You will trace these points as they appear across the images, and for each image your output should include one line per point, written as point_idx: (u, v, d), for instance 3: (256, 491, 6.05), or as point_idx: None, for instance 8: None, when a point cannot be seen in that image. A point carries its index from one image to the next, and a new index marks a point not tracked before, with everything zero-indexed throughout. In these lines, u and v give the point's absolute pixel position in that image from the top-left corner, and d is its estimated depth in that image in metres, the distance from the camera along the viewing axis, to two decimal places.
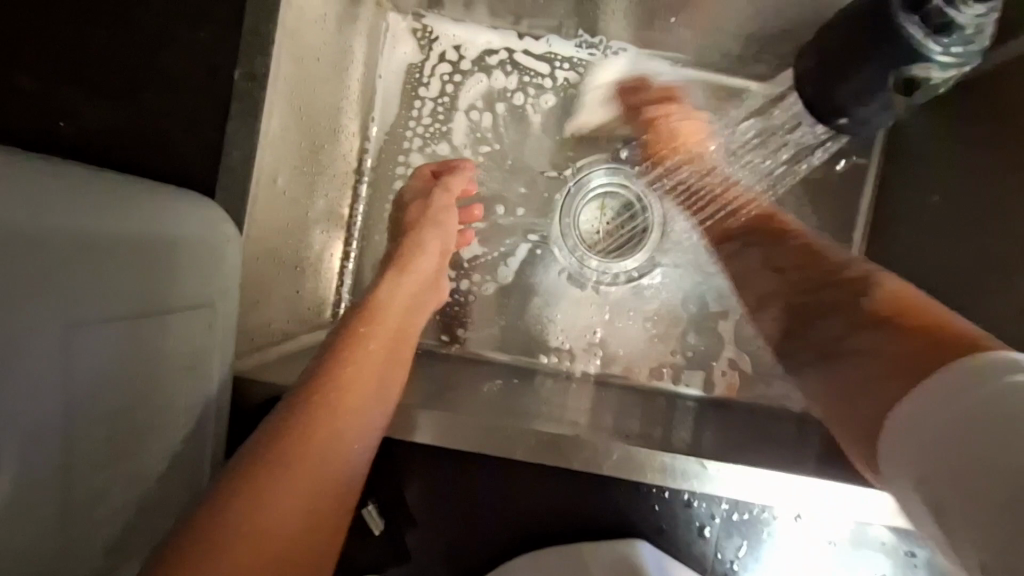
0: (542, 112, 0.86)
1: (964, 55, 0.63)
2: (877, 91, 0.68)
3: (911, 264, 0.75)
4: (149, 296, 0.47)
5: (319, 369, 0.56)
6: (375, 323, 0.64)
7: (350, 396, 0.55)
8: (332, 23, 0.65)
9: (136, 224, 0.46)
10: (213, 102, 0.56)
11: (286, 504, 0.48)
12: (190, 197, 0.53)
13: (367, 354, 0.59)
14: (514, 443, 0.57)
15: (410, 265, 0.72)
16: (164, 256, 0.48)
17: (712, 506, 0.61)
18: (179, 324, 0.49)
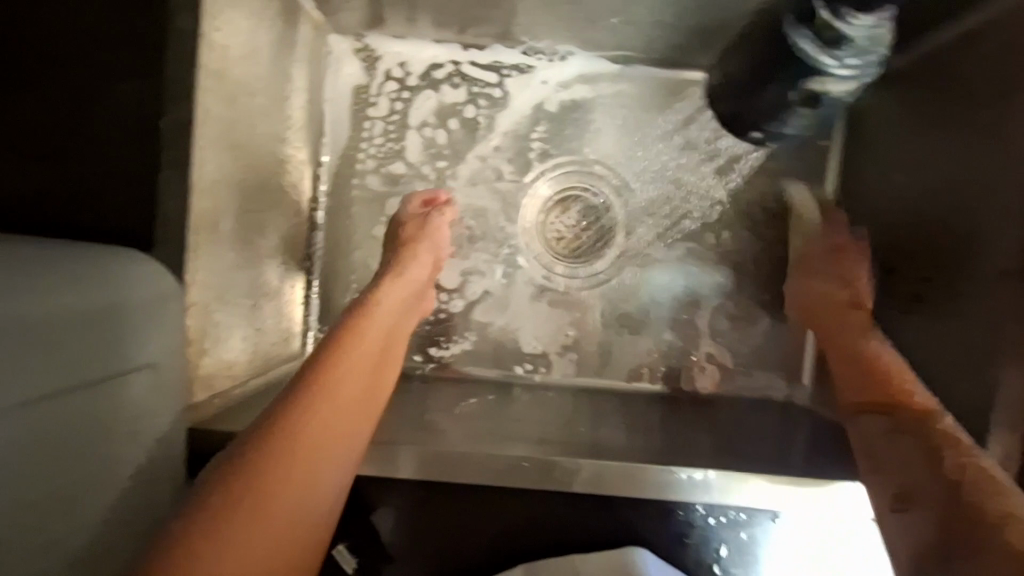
0: (494, 121, 0.84)
1: (863, 69, 0.58)
2: (784, 106, 0.65)
3: (872, 245, 0.73)
4: (105, 362, 0.48)
5: (306, 379, 0.54)
6: (369, 330, 0.61)
7: (328, 407, 0.52)
8: (264, 57, 0.64)
9: (71, 295, 0.45)
10: (139, 149, 0.53)
11: (255, 526, 0.45)
12: (120, 256, 0.51)
13: (360, 364, 0.57)
14: (478, 467, 0.57)
15: (405, 270, 0.69)
16: (118, 321, 0.49)
17: (689, 513, 0.58)
18: (134, 385, 0.50)
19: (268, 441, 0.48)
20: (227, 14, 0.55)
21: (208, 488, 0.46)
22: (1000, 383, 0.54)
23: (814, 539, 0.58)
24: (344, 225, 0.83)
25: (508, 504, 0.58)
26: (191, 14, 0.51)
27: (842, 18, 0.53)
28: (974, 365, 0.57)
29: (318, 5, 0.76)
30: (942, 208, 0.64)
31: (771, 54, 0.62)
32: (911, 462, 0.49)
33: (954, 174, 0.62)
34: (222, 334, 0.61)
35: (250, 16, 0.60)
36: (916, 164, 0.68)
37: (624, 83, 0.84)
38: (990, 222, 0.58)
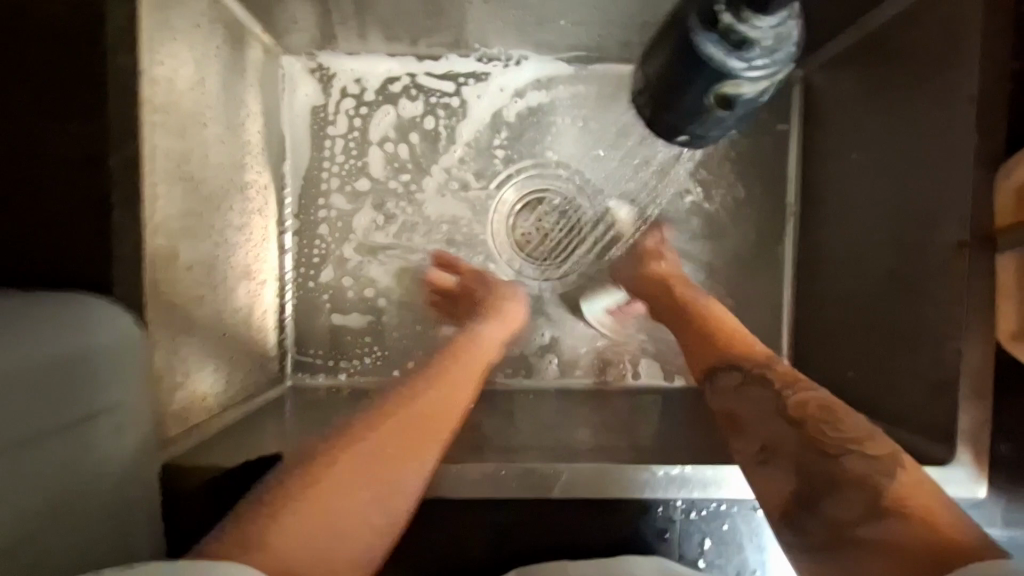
0: (454, 131, 0.84)
1: (775, 68, 0.53)
2: (699, 115, 0.60)
3: (839, 225, 0.74)
4: (76, 408, 0.47)
5: (418, 392, 0.59)
6: (462, 362, 0.66)
7: (435, 422, 0.56)
8: (212, 86, 0.64)
9: (38, 344, 0.44)
10: (89, 193, 0.53)
11: (332, 508, 0.48)
12: (85, 300, 0.50)
13: (460, 393, 0.62)
14: (458, 482, 0.56)
15: (500, 310, 0.75)
16: (88, 366, 0.48)
17: (668, 508, 0.58)
18: (107, 429, 0.49)
19: (369, 442, 0.52)
20: (168, 48, 0.55)
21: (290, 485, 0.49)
22: (961, 354, 0.55)
23: None
24: (312, 245, 0.83)
25: (494, 514, 0.58)
26: (129, 50, 0.51)
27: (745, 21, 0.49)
28: (936, 338, 0.58)
29: (267, 28, 0.75)
30: (897, 187, 0.64)
31: (678, 59, 0.57)
32: (762, 412, 0.56)
33: (907, 154, 0.63)
34: (193, 367, 0.61)
35: (192, 45, 0.60)
36: (870, 141, 0.68)
37: (583, 83, 0.84)
38: (940, 197, 0.58)
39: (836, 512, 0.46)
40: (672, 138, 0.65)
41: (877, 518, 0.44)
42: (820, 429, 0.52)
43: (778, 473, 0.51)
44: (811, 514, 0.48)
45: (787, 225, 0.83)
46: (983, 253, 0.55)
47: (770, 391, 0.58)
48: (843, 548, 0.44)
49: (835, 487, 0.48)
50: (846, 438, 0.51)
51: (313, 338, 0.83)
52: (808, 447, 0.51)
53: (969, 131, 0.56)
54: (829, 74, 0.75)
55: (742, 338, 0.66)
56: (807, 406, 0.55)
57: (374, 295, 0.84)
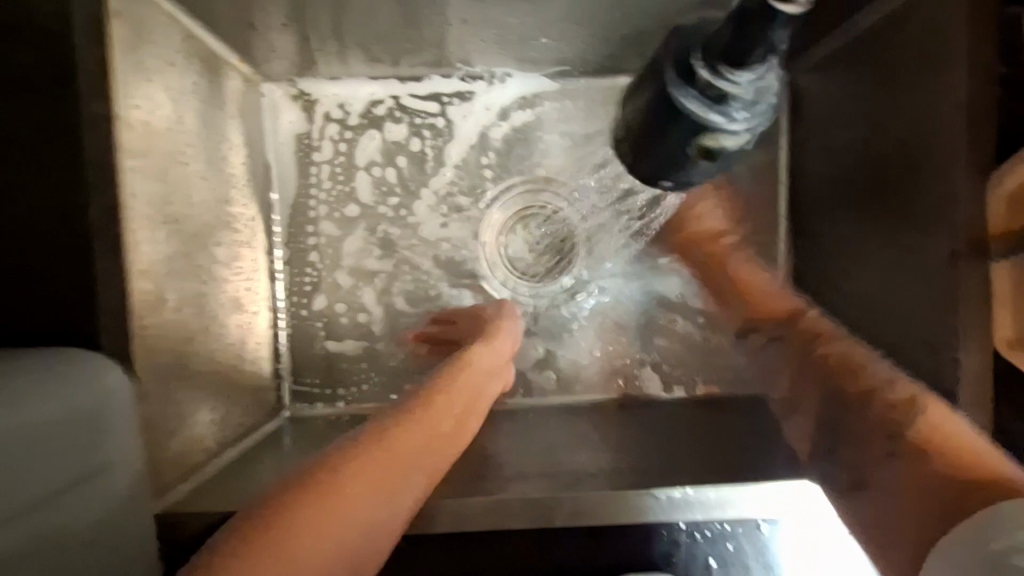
0: (441, 152, 0.83)
1: (758, 119, 0.51)
2: (684, 165, 0.58)
3: (833, 230, 0.73)
4: (75, 464, 0.47)
5: (403, 418, 0.56)
6: (449, 393, 0.61)
7: (407, 432, 0.54)
8: (190, 123, 0.63)
9: (29, 407, 0.44)
10: (71, 243, 0.52)
11: (309, 532, 0.44)
12: (64, 357, 0.49)
13: (438, 429, 0.57)
14: (460, 517, 0.56)
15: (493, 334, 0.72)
16: (80, 422, 0.47)
17: (673, 532, 0.57)
18: (108, 484, 0.49)
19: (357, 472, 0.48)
20: (142, 89, 0.54)
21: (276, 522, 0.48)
22: (959, 363, 0.55)
23: (802, 542, 0.57)
24: (304, 273, 0.82)
25: (493, 545, 0.57)
26: (101, 98, 0.50)
27: (724, 75, 0.47)
28: (936, 344, 0.58)
29: (245, 58, 0.74)
30: (890, 193, 0.64)
31: (658, 108, 0.55)
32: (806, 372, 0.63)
33: (897, 161, 0.62)
34: (187, 411, 0.60)
35: (168, 84, 0.59)
36: (859, 148, 0.68)
37: (569, 98, 0.84)
38: (933, 204, 0.58)
39: (880, 465, 0.51)
40: (655, 182, 0.63)
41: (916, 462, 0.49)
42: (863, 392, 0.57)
43: (820, 438, 0.58)
44: (858, 470, 0.53)
45: (779, 229, 0.83)
46: (978, 261, 0.54)
47: (821, 363, 0.63)
48: (884, 496, 0.50)
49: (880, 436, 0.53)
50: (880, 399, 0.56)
51: (309, 366, 0.82)
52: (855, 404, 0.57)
53: (958, 139, 0.55)
54: (815, 79, 0.75)
55: (776, 303, 0.72)
56: (851, 371, 0.60)
57: (368, 321, 0.83)
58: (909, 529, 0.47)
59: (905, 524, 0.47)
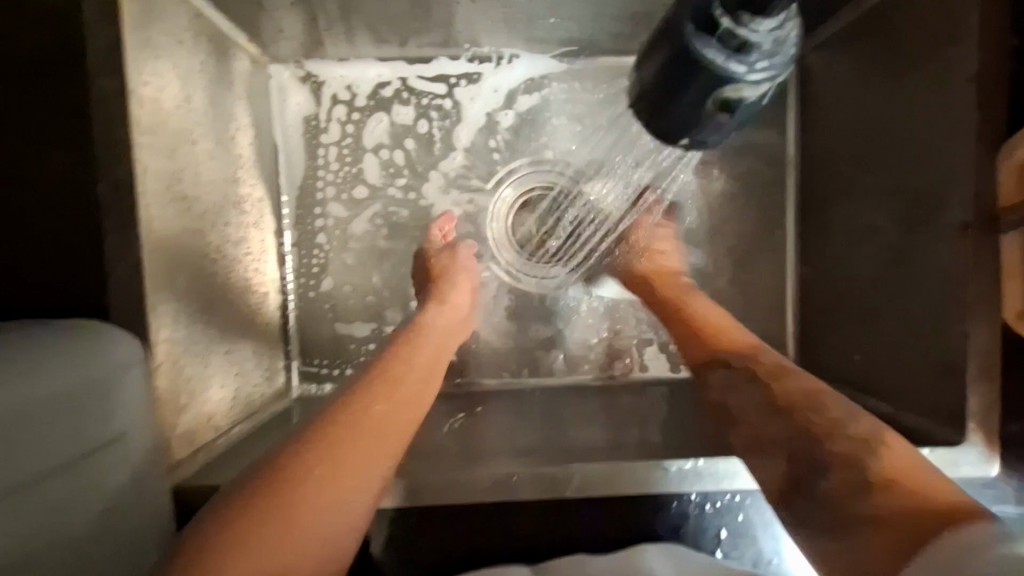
0: (448, 133, 0.83)
1: (777, 68, 0.51)
2: (702, 118, 0.58)
3: (841, 208, 0.73)
4: (88, 435, 0.47)
5: (363, 386, 0.57)
6: (401, 381, 0.59)
7: (386, 394, 0.56)
8: (200, 104, 0.63)
9: (43, 381, 0.44)
10: (76, 215, 0.51)
11: (301, 512, 0.47)
12: (81, 328, 0.49)
13: (405, 398, 0.57)
14: (470, 486, 0.56)
15: (446, 296, 0.73)
16: (93, 396, 0.48)
17: (683, 503, 0.57)
18: (119, 455, 0.49)
19: (333, 452, 0.50)
20: (153, 67, 0.54)
21: (280, 483, 0.48)
22: (969, 335, 0.55)
23: None
24: (311, 254, 0.83)
25: (507, 516, 0.57)
26: (113, 73, 0.50)
27: (744, 24, 0.48)
28: (943, 319, 0.58)
29: (252, 38, 0.74)
30: (898, 167, 0.63)
31: (676, 62, 0.55)
32: (743, 401, 0.58)
33: (906, 135, 0.62)
34: (198, 386, 0.61)
35: (178, 62, 0.59)
36: (868, 124, 0.68)
37: (578, 80, 0.84)
38: (943, 175, 0.58)
39: (829, 490, 0.46)
40: (673, 140, 0.63)
41: (866, 490, 0.44)
42: (801, 415, 0.52)
43: (772, 462, 0.52)
44: (808, 497, 0.48)
45: (788, 210, 0.83)
46: (987, 235, 0.55)
47: (752, 390, 0.58)
48: (840, 527, 0.45)
49: (827, 464, 0.48)
50: (821, 425, 0.51)
51: (318, 346, 0.83)
52: (800, 432, 0.51)
53: (969, 112, 0.55)
54: (823, 57, 0.75)
55: (735, 337, 0.66)
56: (790, 394, 0.55)
57: (375, 302, 0.83)
58: (862, 568, 0.42)
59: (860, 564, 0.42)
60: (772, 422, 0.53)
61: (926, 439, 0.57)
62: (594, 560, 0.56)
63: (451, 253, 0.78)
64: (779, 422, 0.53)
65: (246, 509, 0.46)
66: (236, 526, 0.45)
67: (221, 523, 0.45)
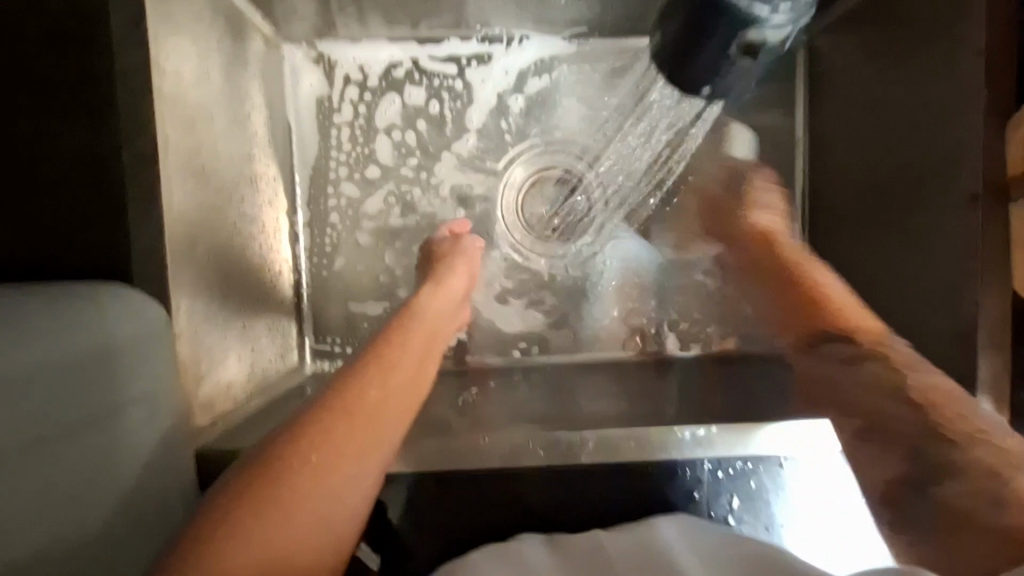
0: (458, 114, 0.84)
1: (797, 10, 0.58)
2: (726, 68, 0.64)
3: (848, 185, 0.73)
4: (106, 397, 0.48)
5: (352, 376, 0.54)
6: (397, 359, 0.57)
7: (383, 375, 0.55)
8: (219, 79, 0.64)
9: (62, 341, 0.45)
10: (99, 184, 0.53)
11: (303, 496, 0.46)
12: (99, 291, 0.50)
13: (399, 383, 0.55)
14: (489, 453, 0.58)
15: (443, 281, 0.70)
16: (110, 360, 0.48)
17: (697, 471, 0.59)
18: (138, 419, 0.50)
19: (322, 439, 0.48)
20: (174, 41, 0.55)
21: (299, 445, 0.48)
22: (978, 305, 0.56)
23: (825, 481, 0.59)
24: (324, 234, 0.83)
25: (523, 484, 0.58)
26: (136, 45, 0.51)
27: None
28: (952, 291, 0.59)
29: (266, 18, 0.75)
30: (906, 142, 0.64)
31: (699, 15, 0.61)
32: (867, 383, 0.59)
33: (914, 109, 0.63)
34: (216, 357, 0.62)
35: (197, 37, 0.60)
36: (873, 101, 0.68)
37: (588, 62, 0.84)
38: (950, 148, 0.59)
39: (956, 494, 0.49)
40: (695, 92, 0.68)
41: (998, 503, 0.46)
42: (937, 410, 0.54)
43: (882, 454, 0.55)
44: (926, 498, 0.51)
45: (795, 190, 0.82)
46: (997, 206, 0.55)
47: (887, 376, 0.59)
48: (962, 533, 0.47)
49: (956, 467, 0.50)
50: (959, 426, 0.52)
51: (330, 325, 0.83)
52: (934, 428, 0.53)
53: (977, 85, 0.56)
54: (829, 36, 0.75)
55: (854, 315, 0.68)
56: (924, 388, 0.56)
57: (388, 281, 0.84)
58: (959, 561, 0.46)
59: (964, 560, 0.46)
60: (893, 406, 0.56)
61: None
62: (613, 539, 0.54)
63: (454, 242, 0.75)
64: (904, 411, 0.55)
65: (244, 505, 0.44)
66: (237, 508, 0.44)
67: (222, 510, 0.44)
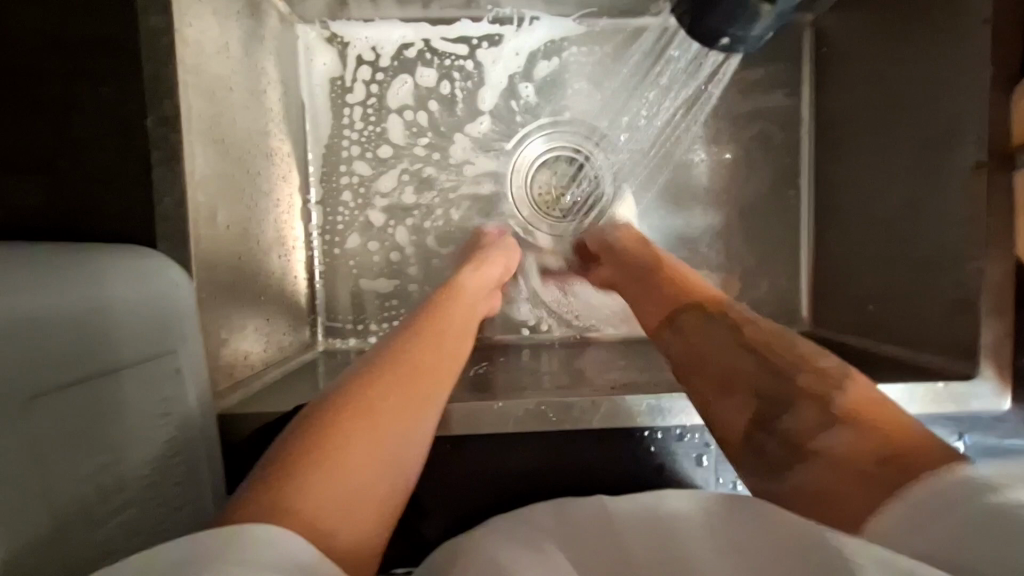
0: (469, 93, 0.85)
1: None
2: (742, 15, 0.68)
3: (856, 162, 0.74)
4: (103, 357, 0.47)
5: (403, 342, 0.55)
6: (442, 335, 0.58)
7: (434, 342, 0.56)
8: (238, 52, 0.65)
9: (54, 295, 0.43)
10: (132, 150, 0.56)
11: (348, 464, 0.41)
12: (88, 255, 0.49)
13: (446, 350, 0.57)
14: (503, 418, 0.58)
15: (482, 262, 0.73)
16: (105, 321, 0.47)
17: (705, 435, 0.61)
18: (137, 382, 0.49)
19: (383, 385, 0.48)
20: (197, 10, 0.56)
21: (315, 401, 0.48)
22: (982, 272, 0.57)
23: None
24: (336, 212, 0.85)
25: (538, 447, 0.60)
26: (162, 12, 0.53)
27: None
28: (958, 258, 0.60)
29: None
30: (913, 116, 0.65)
31: None
32: (699, 332, 0.56)
33: (922, 83, 0.64)
34: (234, 325, 0.63)
35: (219, 9, 0.61)
36: (882, 76, 0.69)
37: (597, 43, 0.85)
38: (956, 120, 0.60)
39: (789, 428, 0.45)
40: (712, 41, 0.74)
41: (827, 427, 0.43)
42: (768, 347, 0.52)
43: (734, 410, 0.49)
44: (768, 434, 0.46)
45: (801, 170, 0.83)
46: (1003, 173, 0.56)
47: (719, 322, 0.56)
48: (799, 464, 0.43)
49: (788, 402, 0.46)
50: (790, 358, 0.50)
51: (341, 302, 0.84)
52: (761, 365, 0.50)
53: (983, 54, 0.57)
54: (835, 14, 0.76)
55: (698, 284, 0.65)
56: (758, 336, 0.53)
57: (398, 259, 0.85)
58: (815, 481, 0.41)
59: (817, 489, 0.40)
60: (739, 357, 0.51)
61: (941, 373, 0.59)
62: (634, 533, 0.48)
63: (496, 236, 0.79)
64: (734, 359, 0.51)
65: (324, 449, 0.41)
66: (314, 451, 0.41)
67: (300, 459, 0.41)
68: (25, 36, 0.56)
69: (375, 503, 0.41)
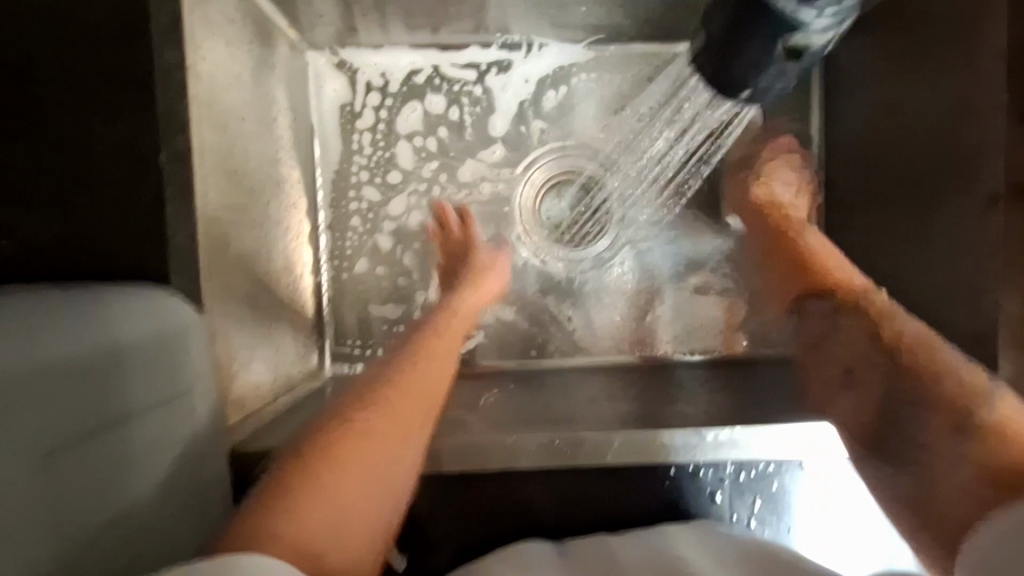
0: (478, 120, 0.85)
1: (841, 16, 0.60)
2: (766, 67, 0.67)
3: (867, 189, 0.74)
4: (116, 407, 0.46)
5: (392, 364, 0.56)
6: (436, 358, 0.59)
7: (425, 362, 0.58)
8: (249, 83, 0.65)
9: (73, 342, 0.43)
10: (144, 184, 0.56)
11: (341, 487, 0.44)
12: (99, 305, 0.47)
13: (431, 371, 0.57)
14: (517, 452, 0.57)
15: (478, 282, 0.75)
16: (120, 366, 0.46)
17: (720, 471, 0.60)
18: (150, 427, 0.48)
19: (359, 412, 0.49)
20: (208, 44, 0.57)
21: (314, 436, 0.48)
22: (1000, 305, 0.57)
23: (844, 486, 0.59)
24: (345, 237, 0.84)
25: (553, 482, 0.59)
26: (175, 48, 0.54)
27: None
28: (971, 289, 0.60)
29: (292, 24, 0.76)
30: (926, 147, 0.65)
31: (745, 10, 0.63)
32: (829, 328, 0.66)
33: (934, 114, 0.63)
34: (244, 357, 0.62)
35: (231, 40, 0.61)
36: (893, 106, 0.68)
37: (606, 71, 0.85)
38: (971, 150, 0.59)
39: (918, 433, 0.52)
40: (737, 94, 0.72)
41: (956, 435, 0.49)
42: (907, 344, 0.57)
43: (859, 405, 0.57)
44: (899, 437, 0.53)
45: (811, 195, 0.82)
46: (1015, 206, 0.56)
47: (866, 318, 0.62)
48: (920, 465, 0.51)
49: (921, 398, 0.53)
50: (925, 357, 0.55)
51: (349, 326, 0.84)
52: (894, 372, 0.56)
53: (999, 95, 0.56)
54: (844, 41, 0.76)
55: (843, 272, 0.69)
56: (898, 334, 0.59)
57: (406, 283, 0.85)
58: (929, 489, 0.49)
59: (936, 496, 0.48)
60: (866, 344, 0.60)
61: None
62: (626, 550, 0.51)
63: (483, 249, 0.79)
64: (864, 350, 0.60)
65: (297, 481, 0.44)
66: (282, 485, 0.43)
67: (269, 493, 0.43)
68: (35, 73, 0.56)
69: (359, 523, 0.45)
